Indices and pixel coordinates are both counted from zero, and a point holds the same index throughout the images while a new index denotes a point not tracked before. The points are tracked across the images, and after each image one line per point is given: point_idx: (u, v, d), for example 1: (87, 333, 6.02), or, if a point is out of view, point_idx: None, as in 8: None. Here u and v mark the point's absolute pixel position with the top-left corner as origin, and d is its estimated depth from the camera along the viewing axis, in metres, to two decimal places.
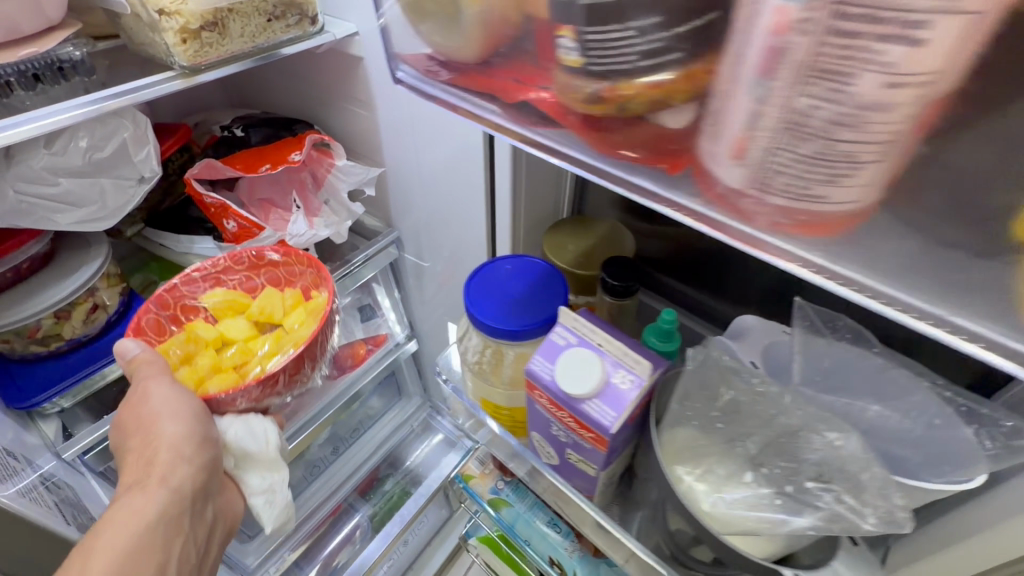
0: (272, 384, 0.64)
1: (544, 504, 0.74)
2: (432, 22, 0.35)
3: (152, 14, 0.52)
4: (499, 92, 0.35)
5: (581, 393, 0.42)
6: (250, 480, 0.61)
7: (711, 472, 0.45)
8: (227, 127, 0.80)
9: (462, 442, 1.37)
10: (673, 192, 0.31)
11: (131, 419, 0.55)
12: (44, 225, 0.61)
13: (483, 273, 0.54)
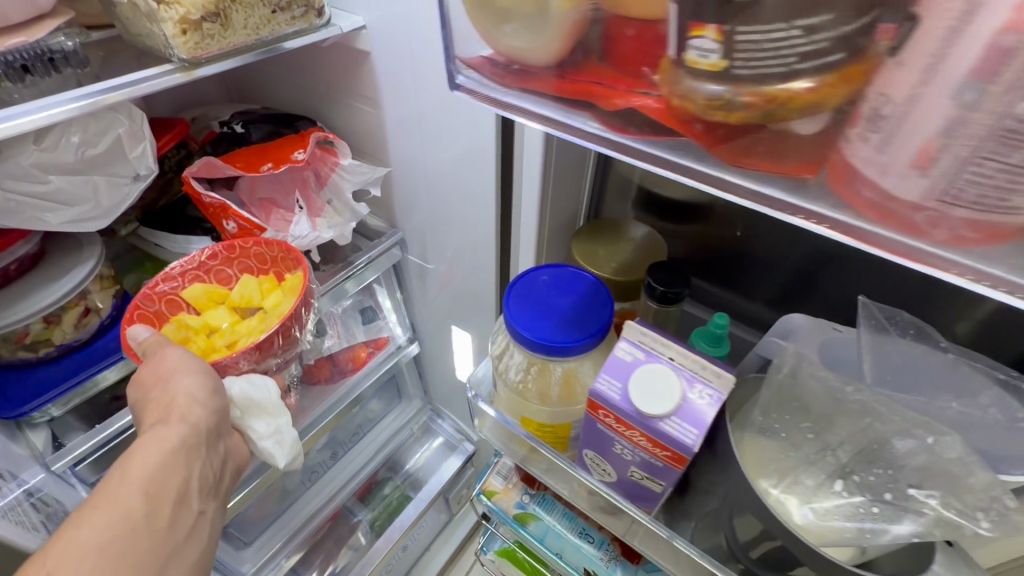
0: (270, 346, 0.63)
1: (574, 513, 0.72)
2: (513, 23, 0.32)
3: (151, 4, 0.48)
4: (597, 99, 0.32)
5: (658, 410, 0.41)
6: (254, 425, 0.58)
7: (799, 483, 0.44)
8: (226, 123, 0.77)
9: (463, 445, 1.36)
10: (811, 203, 0.28)
11: (149, 377, 0.52)
12: (33, 225, 0.58)
13: (520, 286, 0.52)
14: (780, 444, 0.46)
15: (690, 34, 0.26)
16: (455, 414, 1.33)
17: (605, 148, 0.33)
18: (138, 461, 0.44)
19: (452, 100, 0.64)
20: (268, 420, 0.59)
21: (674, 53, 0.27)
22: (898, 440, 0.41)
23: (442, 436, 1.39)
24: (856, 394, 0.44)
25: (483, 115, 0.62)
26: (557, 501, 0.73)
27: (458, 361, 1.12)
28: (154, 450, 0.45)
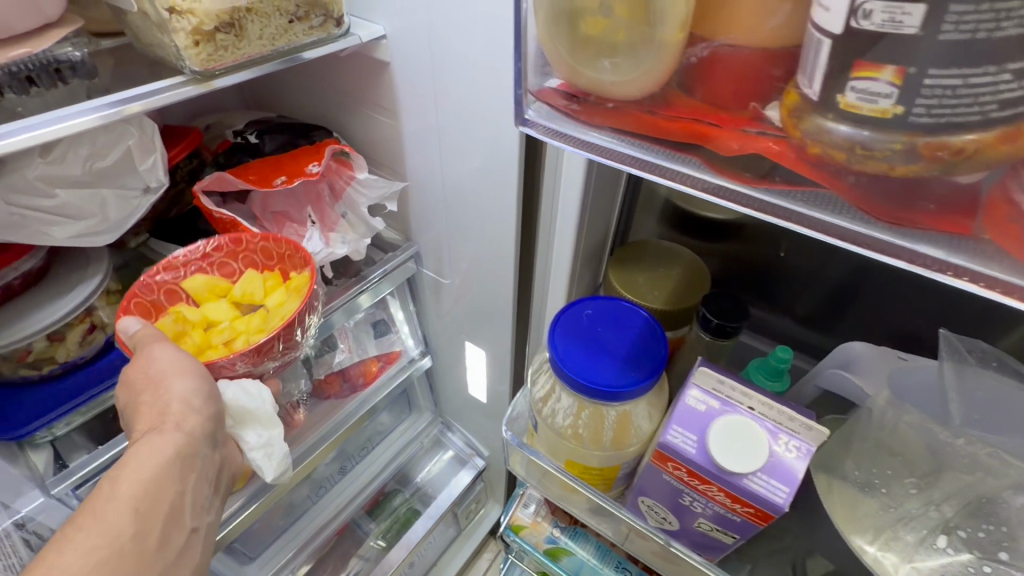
0: (269, 349, 0.57)
1: (609, 546, 0.68)
2: (616, 58, 0.32)
3: (162, 13, 0.46)
4: (713, 142, 0.31)
5: (743, 467, 0.39)
6: (245, 436, 0.55)
7: (897, 539, 0.42)
8: (240, 132, 0.74)
9: (474, 460, 1.33)
10: (976, 261, 0.26)
11: (138, 377, 0.49)
12: (40, 239, 0.56)
13: (565, 320, 0.50)
14: (877, 498, 0.44)
15: (855, 74, 0.24)
16: (466, 428, 1.30)
17: (713, 197, 0.32)
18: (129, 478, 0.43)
19: (474, 114, 0.61)
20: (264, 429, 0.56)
21: (816, 93, 0.26)
22: (1012, 495, 0.40)
23: (452, 449, 1.35)
24: (966, 447, 0.43)
25: (509, 131, 0.59)
26: (589, 532, 0.70)
27: (471, 376, 1.09)
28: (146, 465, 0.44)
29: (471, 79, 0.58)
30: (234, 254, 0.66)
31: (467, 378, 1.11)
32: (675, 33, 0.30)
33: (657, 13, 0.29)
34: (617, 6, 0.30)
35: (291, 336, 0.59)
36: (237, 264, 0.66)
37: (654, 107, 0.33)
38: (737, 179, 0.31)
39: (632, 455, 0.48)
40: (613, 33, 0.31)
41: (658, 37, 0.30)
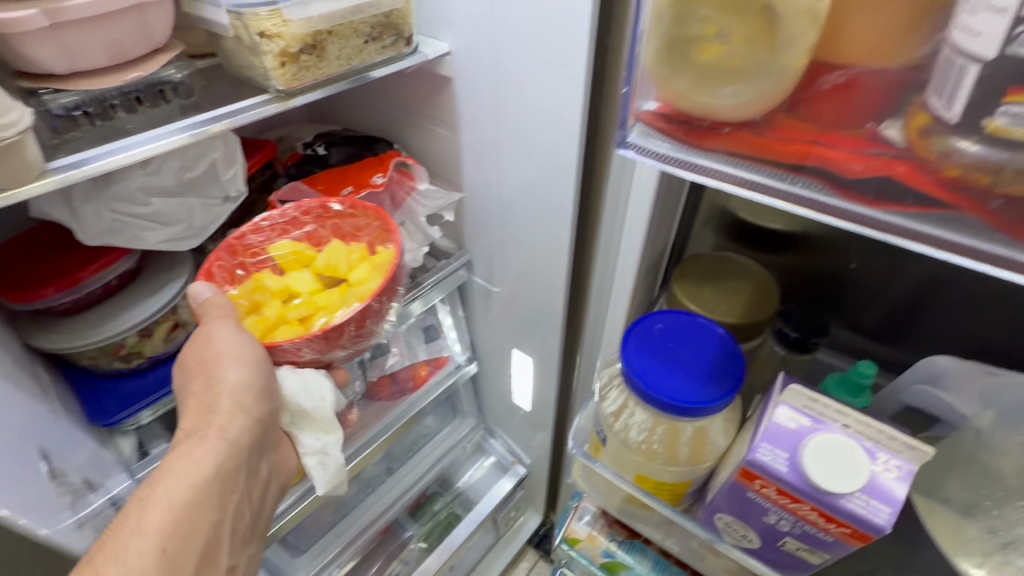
0: (337, 338, 0.58)
1: (667, 561, 0.68)
2: (738, 85, 0.33)
3: (254, 37, 0.49)
4: (833, 164, 0.32)
5: (838, 487, 0.39)
6: (303, 438, 0.57)
7: (1008, 564, 0.41)
8: (309, 145, 0.79)
9: (515, 468, 1.34)
10: None
11: (193, 360, 0.52)
12: (135, 243, 0.61)
13: (638, 333, 0.51)
14: (985, 520, 0.44)
15: (1009, 99, 0.25)
16: (509, 434, 1.31)
17: (837, 219, 0.33)
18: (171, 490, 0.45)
19: (534, 127, 0.62)
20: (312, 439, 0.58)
21: (955, 116, 0.27)
22: None
23: (494, 456, 1.36)
24: None
25: (569, 144, 0.60)
26: (648, 546, 0.69)
27: (516, 384, 1.10)
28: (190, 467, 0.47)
29: (536, 93, 0.59)
30: (320, 220, 0.68)
31: (511, 386, 1.12)
32: (798, 58, 0.31)
33: (785, 41, 0.31)
34: (739, 37, 0.32)
35: (364, 325, 0.60)
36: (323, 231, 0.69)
37: (768, 130, 0.34)
38: (859, 201, 0.32)
39: (705, 470, 0.49)
40: (728, 58, 0.32)
41: (781, 62, 0.31)
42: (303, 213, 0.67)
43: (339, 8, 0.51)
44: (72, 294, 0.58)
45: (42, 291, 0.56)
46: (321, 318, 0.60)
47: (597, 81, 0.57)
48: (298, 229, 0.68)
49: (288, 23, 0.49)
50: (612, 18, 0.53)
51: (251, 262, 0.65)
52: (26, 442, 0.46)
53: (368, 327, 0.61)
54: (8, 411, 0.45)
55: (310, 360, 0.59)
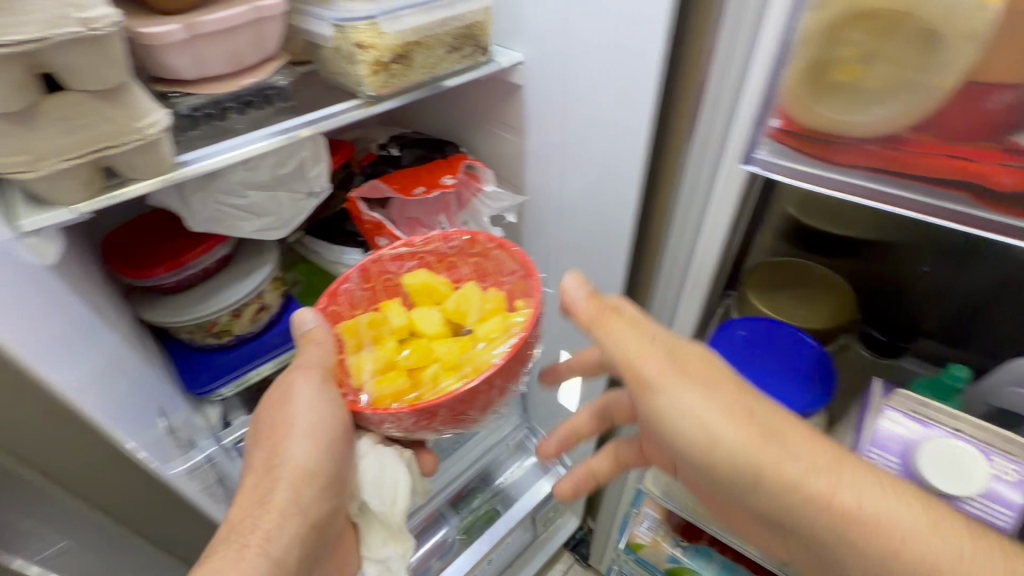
0: (431, 420, 0.52)
1: (735, 565, 0.68)
2: (886, 105, 0.39)
3: (350, 47, 0.54)
4: (978, 176, 0.37)
5: (953, 489, 0.42)
6: (372, 541, 0.59)
7: None
8: (383, 146, 0.84)
9: (557, 468, 1.36)
10: None
11: (269, 418, 0.56)
12: (231, 231, 0.67)
13: (725, 341, 0.54)
14: None
15: None
16: None
17: (968, 227, 0.38)
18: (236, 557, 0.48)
19: (603, 134, 0.64)
20: (380, 547, 0.59)
21: None
22: None
23: (535, 456, 1.38)
24: None
25: (635, 152, 0.62)
26: (714, 551, 0.69)
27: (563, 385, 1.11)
28: (255, 534, 0.50)
29: (608, 101, 0.61)
30: (463, 257, 0.66)
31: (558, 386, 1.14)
32: (945, 79, 0.36)
33: (940, 63, 0.35)
34: (878, 63, 0.37)
35: (465, 412, 0.53)
36: (464, 268, 0.67)
37: (912, 148, 0.39)
38: (1002, 212, 0.37)
39: None
40: (883, 83, 0.38)
41: (932, 82, 0.36)
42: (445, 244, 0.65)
43: (427, 20, 0.56)
44: (176, 274, 0.65)
45: (152, 270, 0.63)
46: (426, 384, 0.55)
47: (668, 90, 0.59)
48: (440, 261, 0.67)
49: (383, 35, 0.53)
50: (686, 29, 0.54)
51: (380, 291, 0.65)
52: (139, 400, 0.52)
53: (470, 413, 0.53)
54: (127, 372, 0.51)
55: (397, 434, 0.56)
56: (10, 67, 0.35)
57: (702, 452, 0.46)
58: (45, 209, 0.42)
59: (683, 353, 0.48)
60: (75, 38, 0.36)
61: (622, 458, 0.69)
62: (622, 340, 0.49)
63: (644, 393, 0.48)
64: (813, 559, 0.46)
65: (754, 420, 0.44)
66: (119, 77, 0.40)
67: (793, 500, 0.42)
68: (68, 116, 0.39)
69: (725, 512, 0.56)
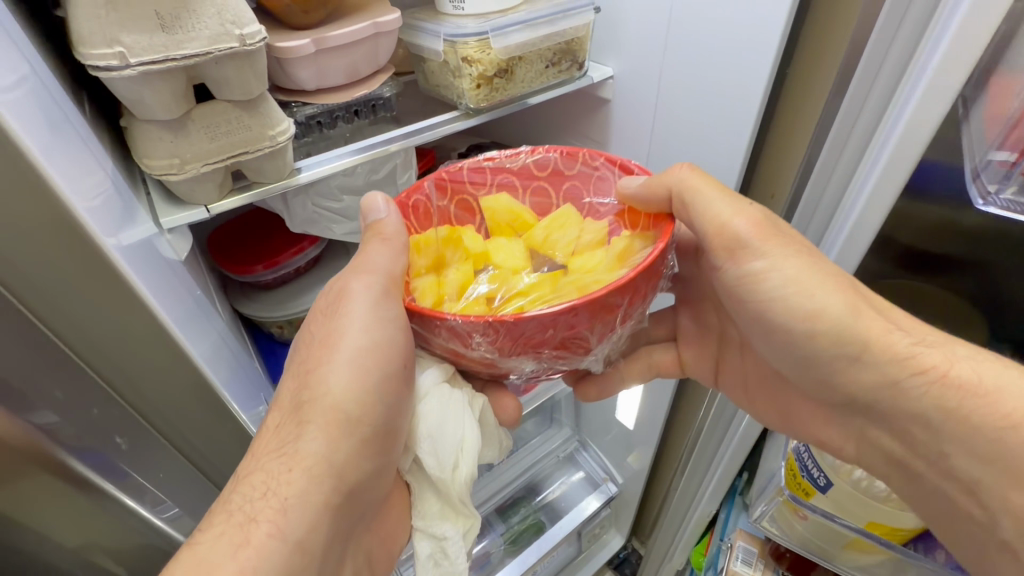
0: (540, 338, 0.39)
1: None
2: None
3: (457, 61, 0.55)
4: None
5: None
6: (424, 509, 0.44)
7: None
8: (464, 155, 0.86)
9: (605, 485, 1.33)
10: None
11: (316, 334, 0.45)
12: (323, 232, 0.70)
13: None
14: None
15: None
16: (603, 448, 1.32)
17: None
18: (241, 533, 0.36)
19: (694, 151, 0.63)
20: (436, 520, 0.43)
21: None
22: None
23: (583, 470, 1.36)
24: None
25: (730, 171, 0.60)
26: None
27: (621, 400, 1.10)
28: (271, 499, 0.38)
29: (705, 118, 0.60)
30: (556, 181, 0.56)
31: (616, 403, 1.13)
32: None
33: None
34: None
35: (581, 333, 0.40)
36: (555, 197, 0.56)
37: None
38: None
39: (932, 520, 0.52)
40: None
41: None
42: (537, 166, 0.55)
43: (531, 37, 0.57)
44: (274, 271, 0.68)
45: (252, 267, 0.67)
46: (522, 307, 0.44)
47: (771, 109, 0.57)
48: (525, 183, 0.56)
49: (490, 50, 0.55)
50: (796, 49, 0.53)
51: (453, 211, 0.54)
52: (239, 385, 0.54)
53: (585, 337, 0.41)
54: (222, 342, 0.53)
55: (479, 363, 0.42)
56: (174, 79, 0.38)
57: (802, 325, 0.44)
58: (183, 207, 0.45)
59: (778, 221, 0.46)
60: (228, 53, 0.39)
61: (661, 366, 0.67)
62: (711, 205, 0.45)
63: (734, 256, 0.46)
64: (906, 455, 0.45)
65: (857, 290, 0.43)
66: (261, 88, 0.42)
67: (900, 369, 0.41)
68: (214, 123, 0.42)
69: (800, 409, 0.54)
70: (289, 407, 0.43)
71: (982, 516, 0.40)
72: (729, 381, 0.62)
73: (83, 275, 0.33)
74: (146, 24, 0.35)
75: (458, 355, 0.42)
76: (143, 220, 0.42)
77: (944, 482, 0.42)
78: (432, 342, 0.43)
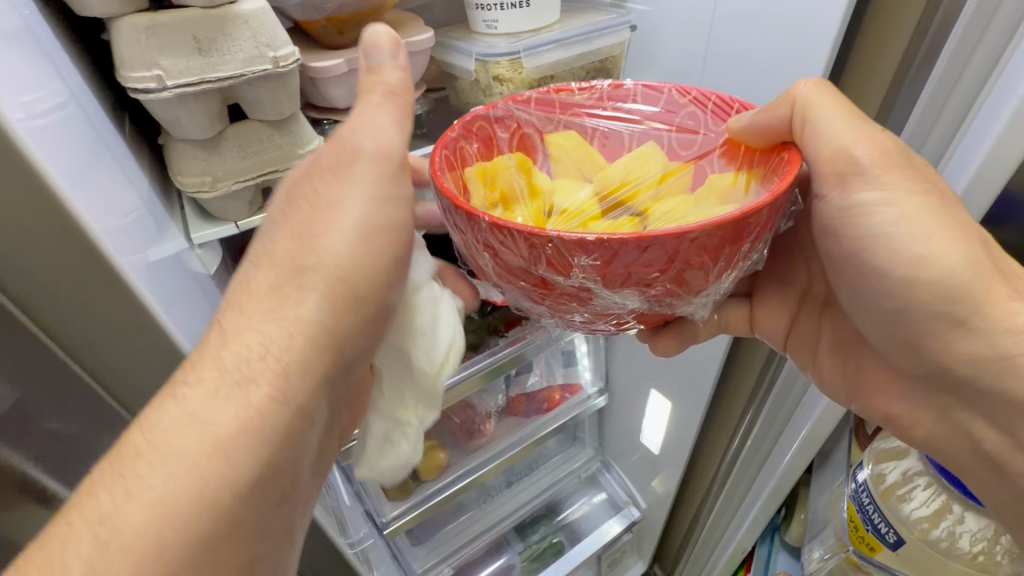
0: (659, 261, 0.33)
1: None
2: None
3: (488, 80, 0.55)
4: None
5: None
6: (386, 397, 0.41)
7: None
8: None
9: (628, 509, 1.29)
10: None
11: (308, 181, 0.37)
12: None
13: None
14: None
15: None
16: (627, 471, 1.27)
17: None
18: (239, 394, 0.31)
19: None
20: (397, 405, 0.42)
21: None
22: None
23: (606, 492, 1.33)
24: None
25: None
26: None
27: (648, 425, 1.07)
28: (270, 361, 0.32)
29: None
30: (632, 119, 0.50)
31: (642, 425, 1.09)
32: None
33: None
34: None
35: (704, 262, 0.35)
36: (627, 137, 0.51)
37: None
38: None
39: None
40: None
41: None
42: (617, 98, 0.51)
43: (565, 57, 0.56)
44: None
45: None
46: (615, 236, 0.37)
47: None
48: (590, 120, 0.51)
49: (522, 69, 0.55)
50: (844, 71, 0.50)
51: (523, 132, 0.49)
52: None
53: (705, 270, 0.35)
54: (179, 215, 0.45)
55: (572, 292, 0.36)
56: (210, 101, 0.39)
57: (902, 271, 0.41)
58: (213, 223, 0.46)
59: (909, 152, 0.41)
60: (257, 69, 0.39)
61: (730, 324, 0.59)
62: (831, 126, 0.41)
63: (842, 186, 0.41)
64: (1003, 448, 0.42)
65: (987, 248, 0.39)
66: (292, 108, 0.43)
67: (1012, 342, 0.38)
68: (248, 143, 0.43)
69: (877, 375, 0.51)
70: (290, 259, 0.35)
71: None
72: (801, 344, 0.57)
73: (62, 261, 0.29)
74: (184, 49, 0.36)
75: (546, 286, 0.37)
76: (174, 233, 0.43)
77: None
78: (513, 274, 0.37)
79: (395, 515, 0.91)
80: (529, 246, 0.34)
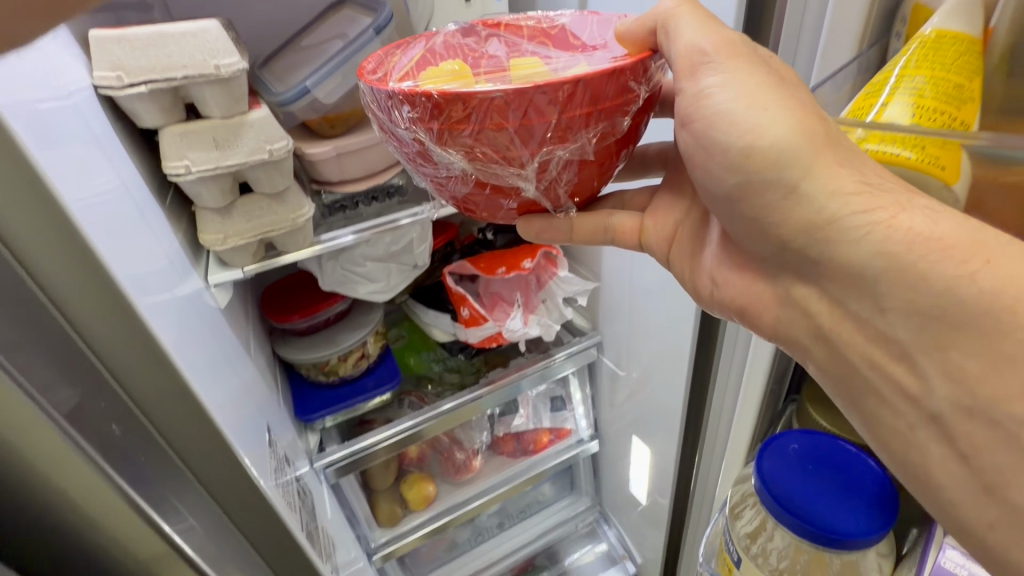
0: (472, 118, 0.35)
1: None
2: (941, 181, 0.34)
3: None
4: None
5: None
6: (209, 98, 0.50)
7: None
8: (482, 230, 0.94)
9: (626, 563, 1.25)
10: None
11: None
12: (350, 292, 0.81)
13: (771, 450, 0.56)
14: None
15: None
16: (624, 526, 1.24)
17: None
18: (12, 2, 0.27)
19: None
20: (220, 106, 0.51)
21: None
22: None
23: (606, 544, 1.30)
24: None
25: None
26: None
27: (634, 471, 1.08)
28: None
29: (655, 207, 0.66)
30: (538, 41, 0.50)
31: (629, 475, 1.10)
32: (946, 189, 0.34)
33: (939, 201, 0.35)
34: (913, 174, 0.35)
35: (520, 132, 0.35)
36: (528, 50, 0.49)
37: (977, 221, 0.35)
38: None
39: None
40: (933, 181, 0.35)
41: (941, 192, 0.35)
42: (525, 29, 0.51)
43: None
44: (308, 320, 0.82)
45: (290, 316, 0.81)
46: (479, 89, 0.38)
47: None
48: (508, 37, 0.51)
49: None
50: None
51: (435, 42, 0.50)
52: (254, 417, 0.60)
53: (524, 141, 0.36)
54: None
55: (418, 155, 0.39)
56: (222, 180, 0.54)
57: (739, 142, 0.36)
58: (226, 268, 0.60)
59: (756, 48, 0.39)
60: (210, 79, 0.49)
61: (618, 231, 0.54)
62: (688, 32, 0.38)
63: (693, 74, 0.38)
64: (831, 317, 0.37)
65: (824, 132, 0.35)
66: (284, 183, 0.57)
67: (839, 204, 0.33)
68: (250, 210, 0.57)
69: (735, 298, 0.46)
70: None
71: (914, 385, 0.32)
72: (682, 252, 0.51)
73: (87, 286, 0.36)
74: (204, 146, 0.51)
75: (398, 143, 0.40)
76: (195, 278, 0.56)
77: (870, 347, 0.34)
78: (384, 132, 0.41)
79: (383, 542, 0.99)
80: (377, 93, 0.38)
